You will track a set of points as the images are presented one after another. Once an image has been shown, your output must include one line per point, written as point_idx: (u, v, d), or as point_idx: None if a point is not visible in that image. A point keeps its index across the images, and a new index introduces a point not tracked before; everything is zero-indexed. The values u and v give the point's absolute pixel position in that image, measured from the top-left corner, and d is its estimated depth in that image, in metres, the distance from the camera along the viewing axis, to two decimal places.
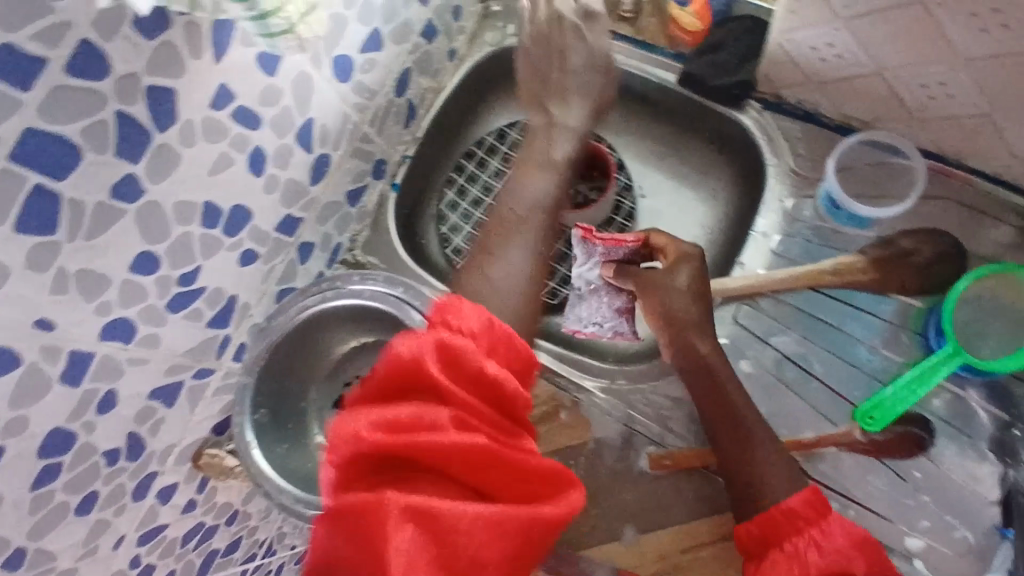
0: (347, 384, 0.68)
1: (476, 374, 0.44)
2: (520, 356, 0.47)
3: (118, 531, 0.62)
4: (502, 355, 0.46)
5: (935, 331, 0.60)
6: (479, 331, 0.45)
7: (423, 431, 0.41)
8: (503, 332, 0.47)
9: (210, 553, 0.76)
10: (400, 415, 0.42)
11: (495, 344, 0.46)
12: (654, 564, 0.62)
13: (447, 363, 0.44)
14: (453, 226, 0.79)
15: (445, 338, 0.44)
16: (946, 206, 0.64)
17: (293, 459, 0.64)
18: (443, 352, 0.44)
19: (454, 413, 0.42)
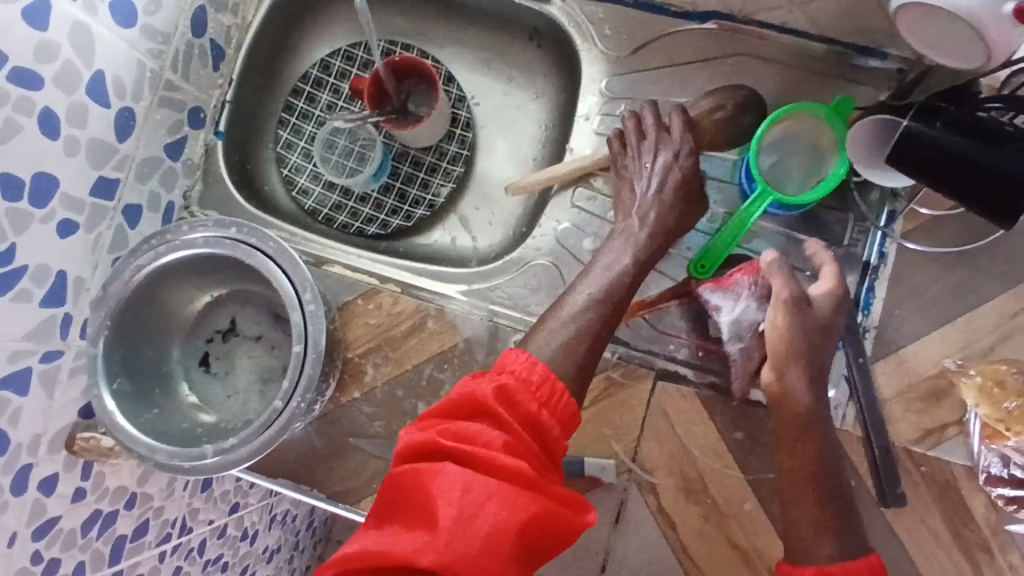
0: (208, 341, 0.67)
1: (526, 421, 0.46)
2: (564, 411, 0.48)
3: (7, 529, 0.58)
4: (547, 403, 0.47)
5: (746, 176, 0.65)
6: (535, 381, 0.48)
7: (480, 443, 0.43)
8: (543, 373, 0.48)
9: (118, 539, 0.75)
10: (468, 427, 0.44)
11: (550, 398, 0.48)
12: None
13: (505, 402, 0.46)
14: (295, 167, 0.79)
15: (503, 381, 0.47)
16: (743, 61, 0.68)
17: (165, 423, 0.62)
18: (481, 404, 0.45)
19: (508, 437, 0.44)
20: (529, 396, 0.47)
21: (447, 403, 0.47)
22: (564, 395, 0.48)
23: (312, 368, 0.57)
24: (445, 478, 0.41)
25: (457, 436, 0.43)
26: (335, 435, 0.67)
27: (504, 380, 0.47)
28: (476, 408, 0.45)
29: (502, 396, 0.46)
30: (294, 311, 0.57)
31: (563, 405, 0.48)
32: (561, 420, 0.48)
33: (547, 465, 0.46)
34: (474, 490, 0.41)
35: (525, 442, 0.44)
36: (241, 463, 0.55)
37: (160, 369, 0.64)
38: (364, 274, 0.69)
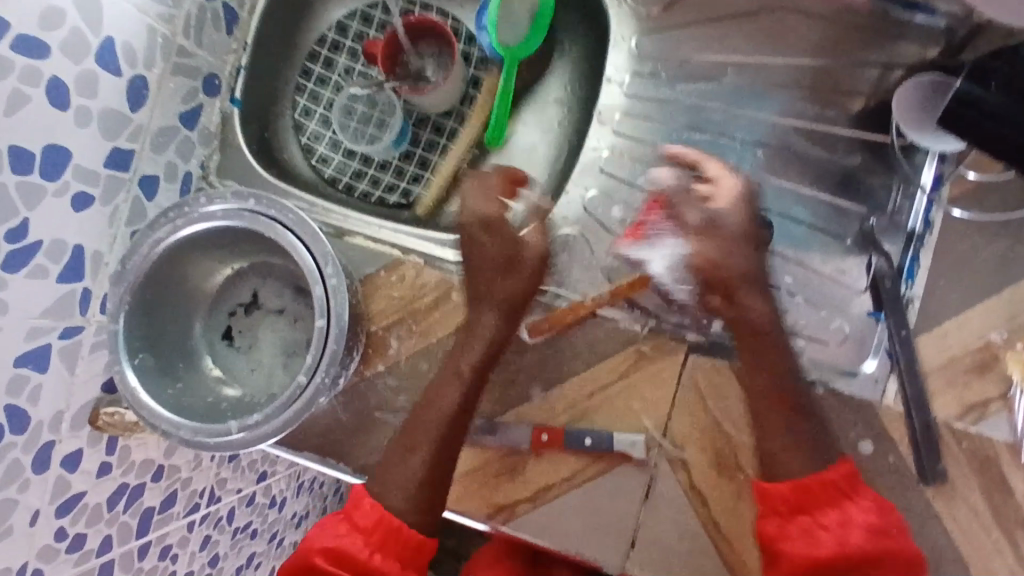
0: (231, 315, 0.66)
1: (365, 569, 0.54)
2: (411, 543, 0.56)
3: (30, 507, 0.61)
4: (390, 545, 0.55)
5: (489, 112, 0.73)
6: (370, 528, 0.55)
7: (334, 573, 0.53)
8: (392, 525, 0.56)
9: (145, 511, 0.76)
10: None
11: (383, 539, 0.55)
12: (564, 415, 0.64)
13: (340, 561, 0.54)
14: (314, 134, 0.77)
15: (334, 540, 0.55)
16: (782, 16, 0.64)
17: (190, 398, 0.61)
18: (336, 555, 0.54)
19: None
20: (363, 542, 0.55)
21: (292, 559, 0.55)
22: (409, 534, 0.56)
23: (336, 343, 0.55)
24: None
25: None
26: (360, 408, 0.66)
27: (341, 538, 0.55)
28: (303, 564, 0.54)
29: (334, 553, 0.54)
30: (316, 286, 0.56)
31: (388, 523, 0.56)
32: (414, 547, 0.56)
33: (382, 557, 0.54)
34: None
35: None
36: (267, 440, 0.55)
37: (182, 344, 0.63)
38: (387, 245, 0.67)
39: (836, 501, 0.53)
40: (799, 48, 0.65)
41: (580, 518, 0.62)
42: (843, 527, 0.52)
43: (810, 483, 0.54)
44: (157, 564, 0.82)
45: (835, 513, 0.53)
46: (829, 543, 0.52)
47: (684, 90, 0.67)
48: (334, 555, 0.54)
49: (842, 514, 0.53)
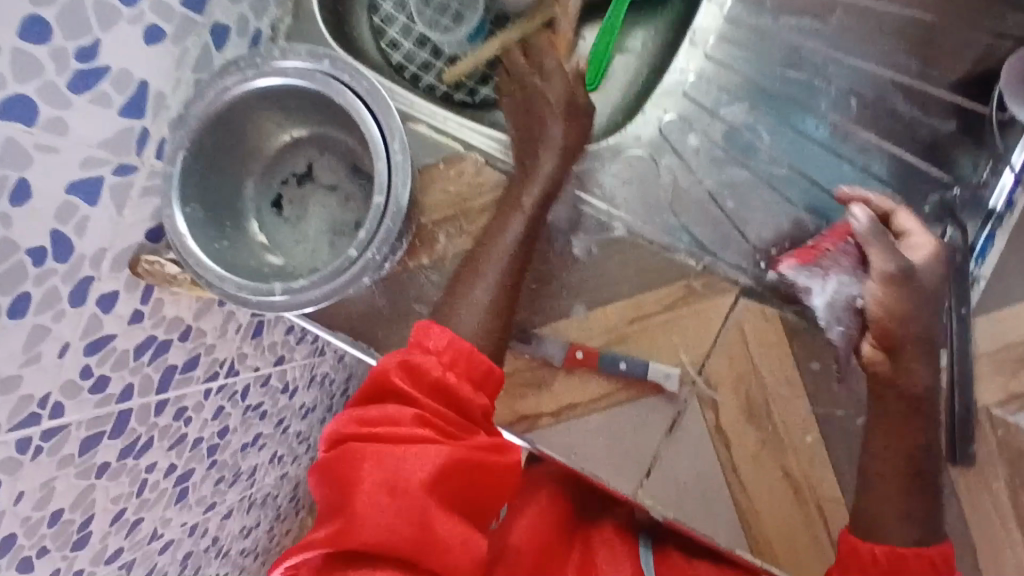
0: (283, 183, 0.65)
1: (439, 396, 0.51)
2: (483, 368, 0.53)
3: (61, 339, 0.61)
4: (463, 366, 0.52)
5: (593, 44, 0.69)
6: (441, 349, 0.52)
7: (399, 421, 0.49)
8: (464, 348, 0.53)
9: (168, 368, 0.77)
10: (382, 412, 0.50)
11: (457, 360, 0.52)
12: (601, 338, 0.63)
13: (409, 376, 0.51)
14: (387, 16, 0.74)
15: (408, 358, 0.52)
16: None
17: (234, 257, 0.61)
18: (407, 373, 0.51)
19: (418, 411, 0.49)
20: (443, 370, 0.52)
21: (365, 385, 0.52)
22: (482, 362, 0.53)
23: (392, 222, 0.54)
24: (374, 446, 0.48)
25: (372, 418, 0.49)
26: (398, 298, 0.65)
27: (417, 357, 0.51)
28: (381, 387, 0.51)
29: (412, 370, 0.51)
30: (380, 162, 0.55)
31: (462, 348, 0.53)
32: (483, 375, 0.53)
33: (459, 393, 0.51)
34: (395, 449, 0.48)
35: (432, 410, 0.50)
36: (311, 305, 0.55)
37: (232, 203, 0.62)
38: (447, 137, 0.66)
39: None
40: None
41: (601, 441, 0.62)
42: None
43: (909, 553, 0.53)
44: (171, 424, 0.83)
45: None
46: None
47: (786, 25, 0.63)
48: (408, 369, 0.51)
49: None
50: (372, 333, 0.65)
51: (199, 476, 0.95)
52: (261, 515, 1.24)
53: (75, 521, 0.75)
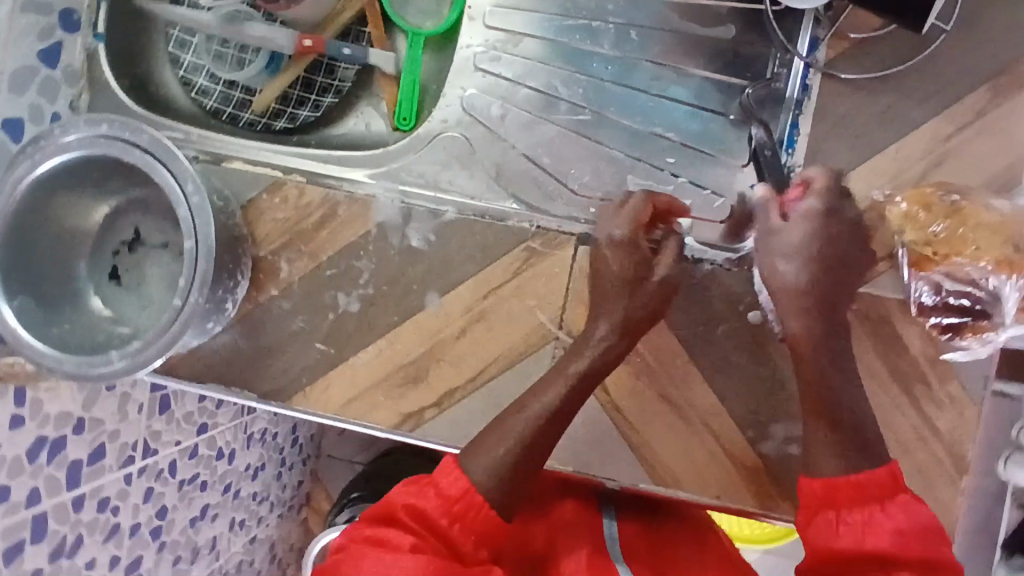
0: (114, 253, 0.65)
1: (444, 538, 0.50)
2: (487, 521, 0.51)
3: None
4: (466, 520, 0.50)
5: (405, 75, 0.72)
6: (451, 498, 0.51)
7: (389, 541, 0.48)
8: (466, 499, 0.51)
9: (73, 465, 0.77)
10: (384, 534, 0.49)
11: (465, 511, 0.51)
12: (459, 320, 0.64)
13: (414, 509, 0.50)
14: (191, 66, 0.75)
15: (414, 499, 0.51)
16: None
17: (80, 336, 0.60)
18: (420, 519, 0.50)
19: (415, 539, 0.49)
20: (442, 507, 0.50)
21: (376, 508, 0.52)
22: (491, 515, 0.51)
23: (205, 264, 0.54)
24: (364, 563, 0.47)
25: (370, 537, 0.49)
26: (256, 335, 0.65)
27: (427, 502, 0.50)
28: (388, 512, 0.50)
29: (418, 515, 0.50)
30: (183, 214, 0.55)
31: (473, 500, 0.51)
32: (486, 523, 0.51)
33: (461, 536, 0.50)
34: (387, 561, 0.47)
35: (431, 548, 0.49)
36: (150, 363, 0.55)
37: (67, 286, 0.62)
38: (267, 167, 0.66)
39: (868, 504, 0.48)
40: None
41: (484, 416, 0.63)
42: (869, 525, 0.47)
43: (856, 480, 0.49)
44: (98, 516, 0.83)
45: (861, 514, 0.48)
46: (850, 542, 0.47)
47: None
48: (413, 511, 0.50)
49: (874, 514, 0.48)
50: (241, 374, 0.65)
51: (150, 558, 0.95)
52: None
53: None
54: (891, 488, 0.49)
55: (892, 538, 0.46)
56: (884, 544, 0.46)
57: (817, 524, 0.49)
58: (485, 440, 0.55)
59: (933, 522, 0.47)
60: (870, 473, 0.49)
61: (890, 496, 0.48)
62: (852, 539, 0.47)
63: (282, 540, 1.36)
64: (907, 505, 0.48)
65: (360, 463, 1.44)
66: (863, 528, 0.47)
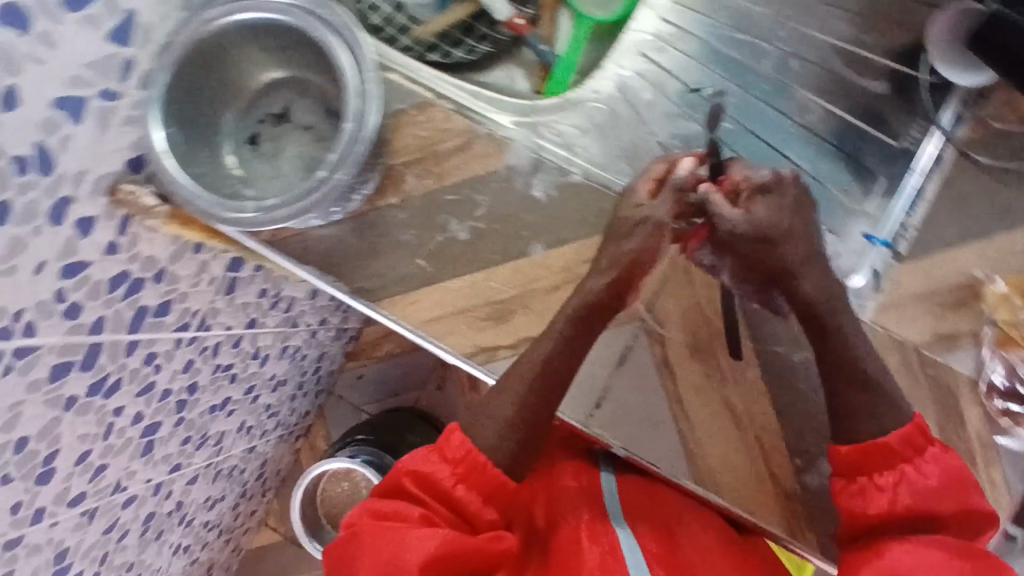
0: (259, 122, 0.69)
1: (449, 499, 0.56)
2: (493, 479, 0.56)
3: (40, 255, 0.63)
4: (473, 481, 0.56)
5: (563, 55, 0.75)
6: (456, 461, 0.56)
7: (399, 517, 0.54)
8: (478, 461, 0.57)
9: (141, 309, 0.80)
10: (390, 507, 0.55)
11: (468, 472, 0.56)
12: (557, 277, 0.66)
13: (422, 482, 0.56)
14: None
15: (424, 466, 0.57)
16: None
17: (212, 183, 0.64)
18: (423, 483, 0.56)
19: (424, 510, 0.55)
20: (450, 473, 0.56)
21: (386, 481, 0.58)
22: (495, 473, 0.57)
23: (360, 146, 0.58)
24: (377, 527, 0.53)
25: (384, 512, 0.55)
26: (364, 234, 0.68)
27: (434, 466, 0.56)
28: (397, 488, 0.56)
29: (424, 479, 0.56)
30: (352, 95, 0.59)
31: (476, 461, 0.56)
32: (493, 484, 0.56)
33: (465, 497, 0.56)
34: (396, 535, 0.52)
35: (438, 514, 0.55)
36: (281, 222, 0.59)
37: (211, 135, 0.66)
38: (422, 88, 0.68)
39: (898, 461, 0.52)
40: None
41: None
42: (898, 488, 0.52)
43: (878, 441, 0.53)
44: (140, 368, 0.85)
45: (892, 475, 0.52)
46: (882, 502, 0.52)
47: None
48: (421, 478, 0.56)
49: (906, 472, 0.52)
50: (340, 266, 0.68)
51: (166, 428, 0.97)
52: (228, 487, 1.25)
53: (40, 454, 0.76)
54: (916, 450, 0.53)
55: (926, 492, 0.51)
56: (912, 502, 0.51)
57: (856, 486, 0.54)
58: (505, 387, 0.60)
59: (959, 468, 0.52)
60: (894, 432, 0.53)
61: (921, 450, 0.52)
62: (885, 496, 0.52)
63: (272, 461, 1.38)
64: (938, 457, 0.52)
65: (366, 413, 1.47)
66: (893, 486, 0.52)
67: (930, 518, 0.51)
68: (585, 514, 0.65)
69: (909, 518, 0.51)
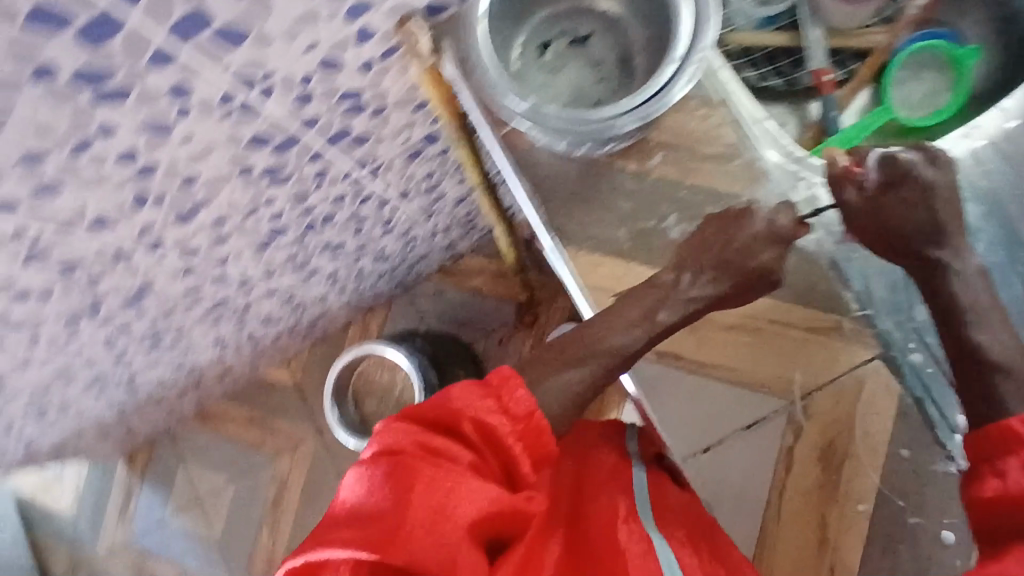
0: (559, 34, 0.70)
1: (500, 447, 0.55)
2: (546, 447, 0.57)
3: (317, 36, 0.66)
4: (526, 443, 0.56)
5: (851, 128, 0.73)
6: (519, 418, 0.56)
7: (451, 454, 0.53)
8: (538, 423, 0.56)
9: (346, 130, 0.83)
10: (446, 443, 0.53)
11: (525, 431, 0.56)
12: (735, 319, 0.71)
13: (477, 427, 0.55)
14: None
15: (481, 412, 0.56)
16: None
17: (496, 62, 0.66)
18: (481, 430, 0.55)
19: (473, 458, 0.53)
20: (511, 426, 0.56)
21: (431, 410, 0.56)
22: (548, 441, 0.57)
23: (657, 106, 0.60)
24: (429, 468, 0.51)
25: (426, 445, 0.53)
26: (587, 183, 0.68)
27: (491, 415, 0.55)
28: (454, 418, 0.55)
29: (485, 430, 0.55)
30: (672, 61, 0.59)
31: (538, 422, 0.56)
32: (544, 453, 0.57)
33: (520, 454, 0.55)
34: (446, 484, 0.50)
35: (489, 468, 0.54)
36: (547, 129, 0.60)
37: (515, 20, 0.67)
38: (715, 83, 0.67)
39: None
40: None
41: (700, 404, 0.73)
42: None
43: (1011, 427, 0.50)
44: (309, 177, 0.88)
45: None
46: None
47: None
48: (478, 425, 0.55)
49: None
50: (550, 196, 0.68)
51: (288, 238, 1.00)
52: (286, 316, 1.28)
53: (195, 197, 0.80)
54: None
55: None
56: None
57: (985, 473, 0.51)
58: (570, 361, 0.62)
59: None
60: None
61: None
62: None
63: (328, 319, 1.41)
64: None
65: (425, 324, 1.49)
66: None
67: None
68: (620, 499, 0.65)
69: None
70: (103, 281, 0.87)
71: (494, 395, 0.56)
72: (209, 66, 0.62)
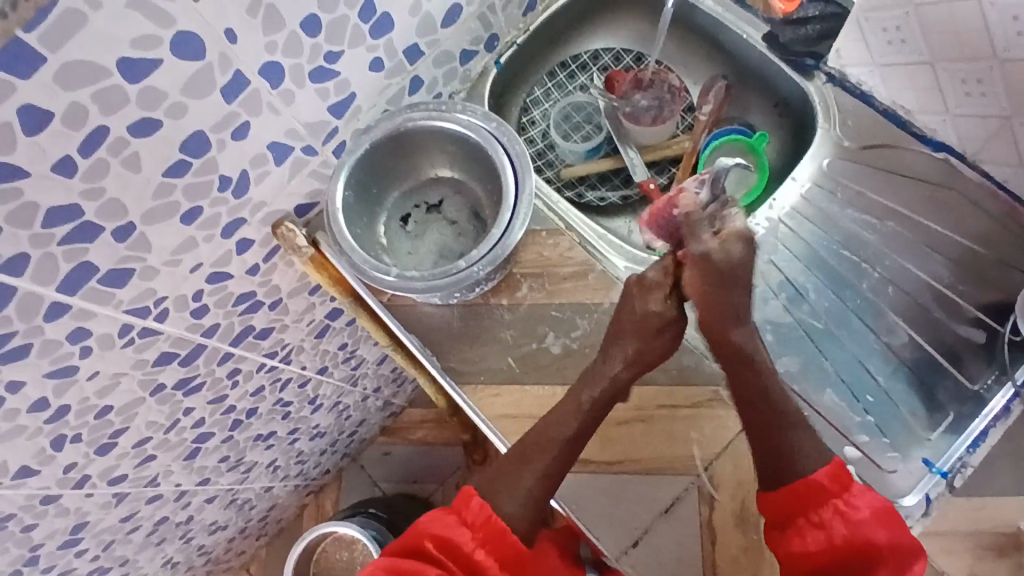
0: (415, 206, 0.81)
1: (466, 559, 0.61)
2: (510, 549, 0.62)
3: (199, 256, 0.73)
4: (492, 548, 0.62)
5: None
6: (476, 526, 0.62)
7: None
8: (498, 528, 0.62)
9: (248, 327, 0.88)
10: (409, 564, 0.60)
11: (486, 537, 0.62)
12: (628, 412, 0.71)
13: (448, 550, 0.61)
14: (532, 119, 0.92)
15: (444, 531, 0.62)
16: (937, 191, 0.78)
17: (363, 245, 0.75)
18: (444, 545, 0.61)
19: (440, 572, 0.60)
20: (469, 536, 0.62)
21: (406, 536, 0.64)
22: (511, 542, 0.62)
23: (501, 250, 0.69)
24: None
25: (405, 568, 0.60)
26: (471, 324, 0.76)
27: (454, 531, 0.62)
28: (417, 544, 0.62)
29: (446, 543, 0.61)
30: (507, 209, 0.69)
31: (495, 527, 0.62)
32: (509, 555, 0.62)
33: (483, 562, 0.61)
34: None
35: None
36: (416, 292, 0.69)
37: (372, 206, 0.78)
38: (558, 213, 0.79)
39: (829, 498, 0.59)
40: (965, 231, 0.77)
41: (602, 501, 0.69)
42: (832, 524, 0.59)
43: (801, 485, 0.60)
44: (223, 379, 0.92)
45: (827, 510, 0.59)
46: (820, 538, 0.59)
47: (852, 218, 0.80)
48: (440, 541, 0.62)
49: (838, 507, 0.59)
50: (440, 344, 0.76)
51: (213, 443, 1.02)
52: (234, 519, 1.26)
53: (111, 426, 0.82)
54: (853, 506, 0.58)
55: (859, 526, 0.58)
56: (847, 534, 0.58)
57: (793, 529, 0.60)
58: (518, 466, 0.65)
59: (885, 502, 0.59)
60: (824, 470, 0.60)
61: (845, 489, 0.59)
62: (823, 532, 0.59)
63: (280, 509, 1.39)
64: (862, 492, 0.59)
65: (380, 490, 1.48)
66: (831, 522, 0.59)
67: (867, 550, 0.57)
68: None
69: (850, 549, 0.58)
70: (35, 530, 0.85)
71: (463, 516, 0.63)
72: (101, 306, 0.68)
